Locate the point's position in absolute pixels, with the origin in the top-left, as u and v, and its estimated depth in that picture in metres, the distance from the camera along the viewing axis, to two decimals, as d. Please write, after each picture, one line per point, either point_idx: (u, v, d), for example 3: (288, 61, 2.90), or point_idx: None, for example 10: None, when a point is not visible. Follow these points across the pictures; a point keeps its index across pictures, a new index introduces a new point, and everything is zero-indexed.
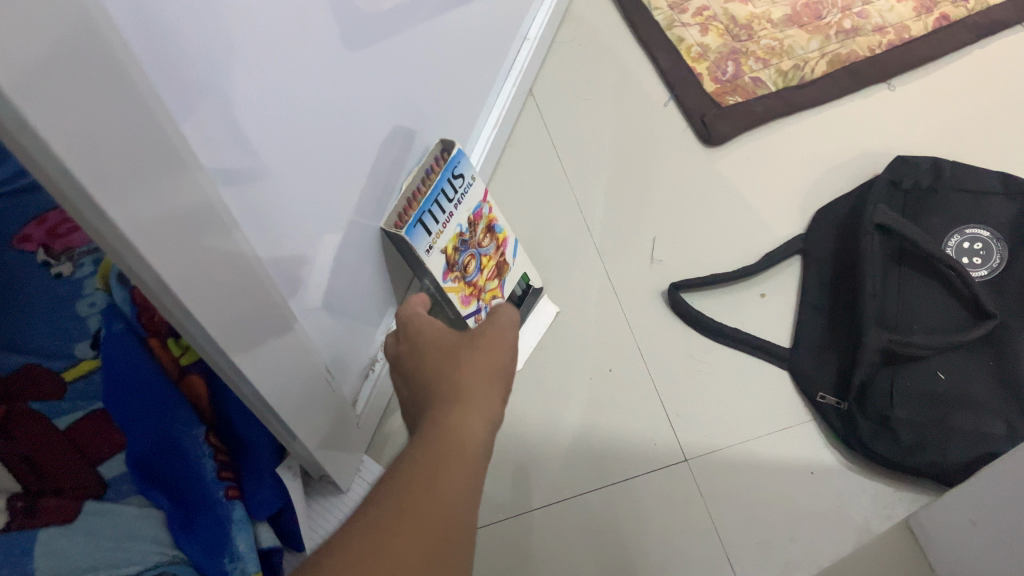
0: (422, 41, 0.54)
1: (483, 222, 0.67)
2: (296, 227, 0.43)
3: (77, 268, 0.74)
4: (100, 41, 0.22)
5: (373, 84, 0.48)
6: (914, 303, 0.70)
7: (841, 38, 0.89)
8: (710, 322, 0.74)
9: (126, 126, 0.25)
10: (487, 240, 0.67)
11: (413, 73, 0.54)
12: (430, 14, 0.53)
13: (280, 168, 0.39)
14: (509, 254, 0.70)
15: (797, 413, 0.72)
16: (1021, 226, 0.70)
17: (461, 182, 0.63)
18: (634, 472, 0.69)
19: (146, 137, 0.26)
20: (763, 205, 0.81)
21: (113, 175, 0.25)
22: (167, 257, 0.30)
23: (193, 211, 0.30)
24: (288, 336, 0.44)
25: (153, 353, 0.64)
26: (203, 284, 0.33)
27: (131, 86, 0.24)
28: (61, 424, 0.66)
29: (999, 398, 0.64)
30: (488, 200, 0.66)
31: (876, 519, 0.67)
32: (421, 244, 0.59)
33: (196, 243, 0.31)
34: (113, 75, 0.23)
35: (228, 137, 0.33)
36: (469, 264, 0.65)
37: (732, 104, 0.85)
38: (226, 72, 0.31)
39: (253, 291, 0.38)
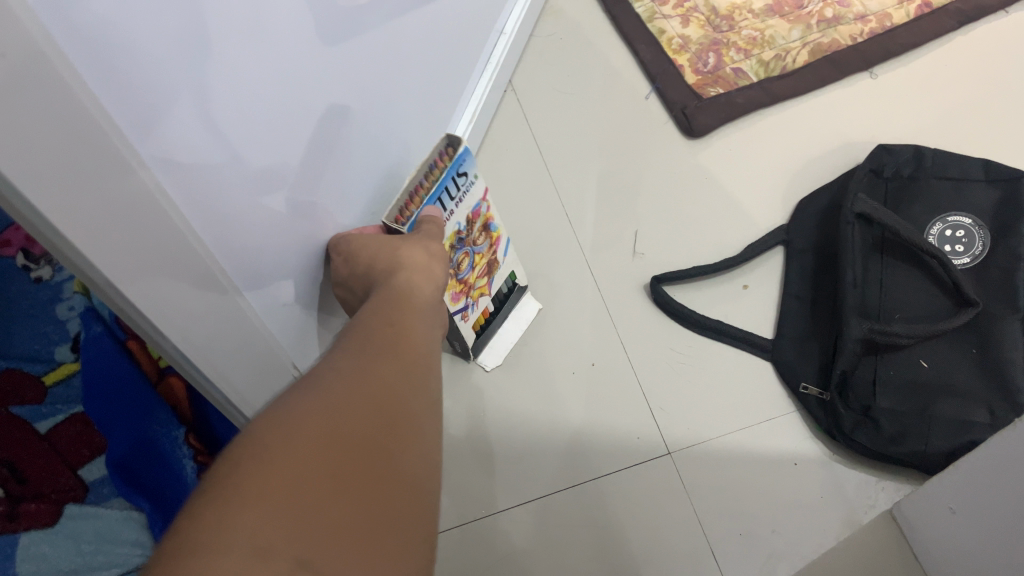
0: (396, 38, 0.53)
1: (480, 220, 0.64)
2: (267, 226, 0.43)
3: (56, 272, 0.75)
4: (22, 36, 0.22)
5: (348, 83, 0.47)
6: (896, 292, 0.69)
7: (823, 27, 0.88)
8: (693, 314, 0.73)
9: (55, 118, 0.25)
10: (482, 238, 0.65)
11: (387, 69, 0.54)
12: (404, 11, 0.53)
13: (253, 171, 0.39)
14: (500, 253, 0.68)
15: (780, 404, 0.72)
16: (1003, 212, 0.70)
17: (464, 181, 0.60)
18: (617, 467, 0.69)
19: (81, 131, 0.26)
20: (745, 196, 0.81)
21: (43, 168, 0.25)
22: (109, 252, 0.30)
23: (134, 207, 0.30)
24: (241, 329, 0.44)
25: (131, 354, 0.65)
26: (150, 279, 0.33)
27: (60, 77, 0.24)
28: (43, 428, 0.66)
29: (982, 384, 0.63)
30: (488, 199, 0.64)
31: (860, 509, 0.67)
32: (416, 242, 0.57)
33: (139, 236, 0.31)
34: (39, 68, 0.23)
35: (197, 138, 0.33)
36: (462, 263, 0.63)
37: (713, 95, 0.85)
38: (198, 73, 0.31)
39: (204, 287, 0.38)
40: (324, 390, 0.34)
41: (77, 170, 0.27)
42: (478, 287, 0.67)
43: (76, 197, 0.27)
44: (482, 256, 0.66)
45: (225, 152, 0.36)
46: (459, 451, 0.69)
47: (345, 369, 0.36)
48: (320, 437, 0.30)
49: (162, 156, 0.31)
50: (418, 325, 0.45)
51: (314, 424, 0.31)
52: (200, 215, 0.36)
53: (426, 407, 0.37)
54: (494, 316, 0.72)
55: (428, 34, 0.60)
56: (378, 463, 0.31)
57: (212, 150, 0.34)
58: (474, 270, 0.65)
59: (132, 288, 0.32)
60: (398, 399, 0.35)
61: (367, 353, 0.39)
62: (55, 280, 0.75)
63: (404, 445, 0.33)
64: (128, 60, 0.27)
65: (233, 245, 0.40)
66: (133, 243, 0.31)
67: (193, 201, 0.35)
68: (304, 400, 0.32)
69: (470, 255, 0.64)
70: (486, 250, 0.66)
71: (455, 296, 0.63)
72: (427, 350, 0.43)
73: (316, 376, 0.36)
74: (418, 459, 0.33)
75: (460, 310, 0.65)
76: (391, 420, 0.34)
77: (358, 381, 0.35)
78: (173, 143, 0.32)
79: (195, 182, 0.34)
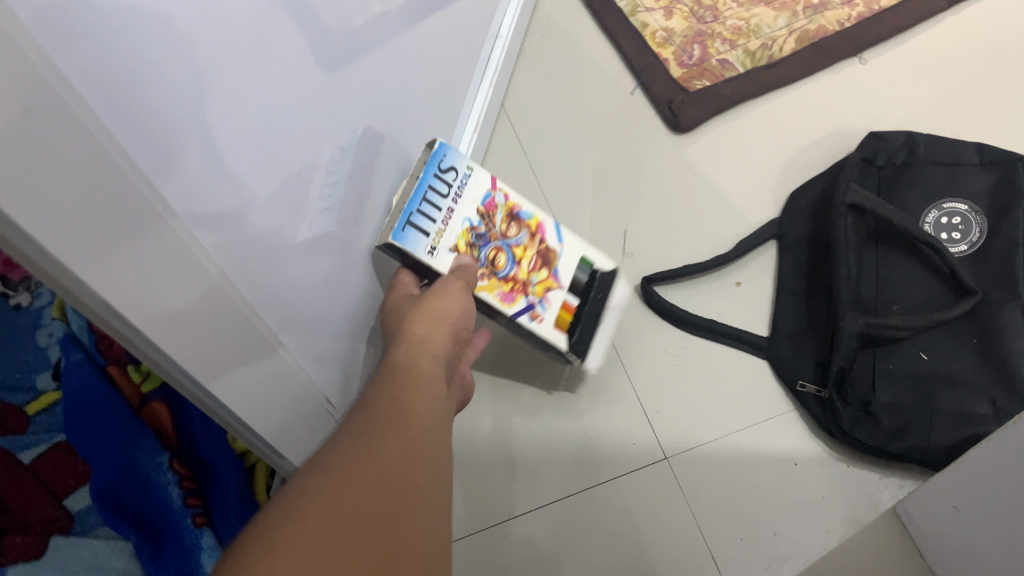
0: (394, 55, 0.52)
1: (500, 212, 0.60)
2: (289, 261, 0.42)
3: (35, 298, 0.74)
4: (42, 85, 0.21)
5: (353, 102, 0.46)
6: (893, 282, 0.68)
7: (809, 13, 0.86)
8: (686, 314, 0.72)
9: (79, 169, 0.23)
10: (512, 229, 0.60)
11: (388, 84, 0.52)
12: (400, 26, 0.51)
13: (270, 198, 0.37)
14: (552, 240, 0.61)
15: (777, 403, 0.70)
16: (999, 196, 0.68)
17: (455, 175, 0.57)
18: (614, 474, 0.67)
19: (109, 182, 0.25)
20: (734, 190, 0.79)
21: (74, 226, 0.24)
22: (145, 304, 0.28)
23: (168, 254, 0.29)
24: (281, 369, 0.43)
25: (112, 379, 0.64)
26: (185, 327, 0.32)
27: (82, 127, 0.23)
28: (26, 459, 0.66)
29: (982, 373, 0.61)
30: (498, 187, 0.60)
31: (862, 508, 0.66)
32: (421, 245, 0.53)
33: (173, 291, 0.30)
34: (60, 114, 0.22)
35: (217, 165, 0.32)
36: (495, 258, 0.58)
37: (699, 88, 0.83)
38: (214, 95, 0.30)
39: (242, 328, 0.37)
40: (324, 465, 0.31)
41: (112, 224, 0.25)
42: (538, 281, 0.59)
43: (105, 252, 0.25)
44: (524, 248, 0.60)
45: (245, 179, 0.34)
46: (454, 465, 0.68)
47: (346, 440, 0.33)
48: (324, 528, 0.27)
49: (188, 194, 0.30)
50: (428, 375, 0.42)
51: (317, 513, 0.27)
52: (227, 252, 0.34)
53: (442, 484, 0.34)
54: (580, 312, 0.62)
55: (427, 45, 0.59)
56: (390, 552, 0.28)
57: (235, 181, 0.33)
58: (519, 264, 0.59)
59: (166, 342, 0.31)
60: (405, 468, 0.32)
61: (370, 418, 0.35)
62: (34, 306, 0.75)
63: (414, 488, 0.32)
64: (147, 90, 0.26)
65: (264, 280, 0.39)
66: (171, 294, 0.30)
67: (220, 238, 0.33)
68: (302, 483, 0.29)
69: (503, 248, 0.59)
70: (528, 242, 0.60)
71: (506, 296, 0.57)
72: (439, 404, 0.40)
73: (318, 450, 0.33)
74: (431, 542, 0.30)
75: (525, 311, 0.58)
76: (396, 462, 0.32)
77: (361, 452, 0.32)
78: (193, 180, 0.30)
79: (223, 221, 0.33)
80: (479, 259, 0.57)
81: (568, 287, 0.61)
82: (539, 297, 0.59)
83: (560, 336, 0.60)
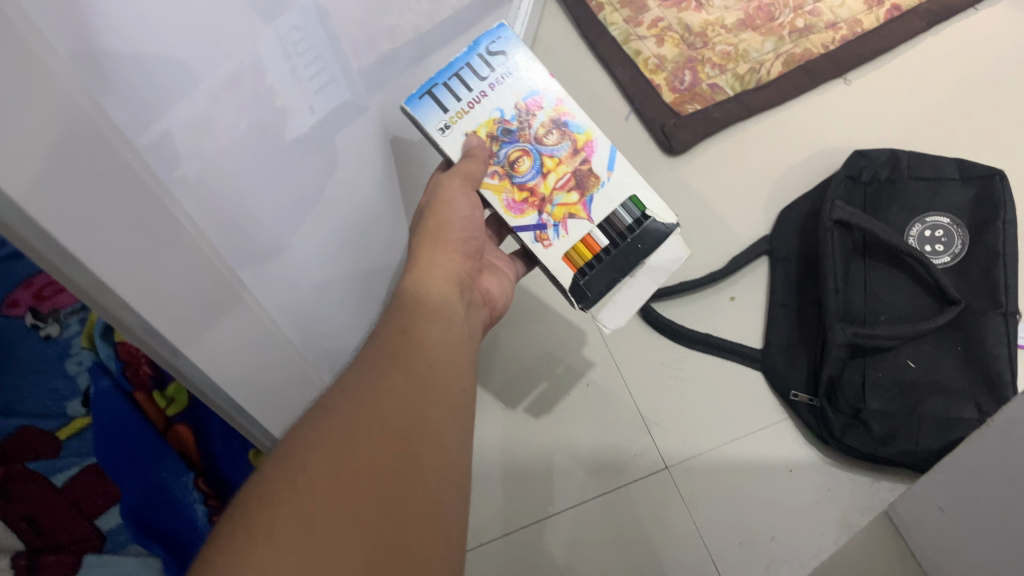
0: (400, 92, 0.55)
1: (543, 114, 0.54)
2: (297, 280, 0.45)
3: (65, 328, 0.80)
4: (97, 131, 0.25)
5: (363, 138, 0.50)
6: (880, 294, 0.71)
7: (795, 37, 0.90)
8: (682, 329, 0.75)
9: (126, 203, 0.27)
10: (554, 136, 0.54)
11: (395, 120, 0.56)
12: (406, 65, 0.55)
13: (274, 206, 0.39)
14: (597, 163, 0.54)
15: (771, 412, 0.73)
16: (979, 210, 0.71)
17: (502, 60, 0.54)
18: (618, 483, 0.70)
19: (147, 211, 0.29)
20: (726, 209, 0.83)
21: (118, 254, 0.28)
22: (169, 310, 0.32)
23: (196, 276, 0.33)
24: (282, 378, 0.47)
25: (138, 403, 0.68)
26: (200, 329, 0.35)
27: (126, 162, 0.27)
28: (59, 481, 0.70)
29: (967, 381, 0.64)
30: (550, 85, 0.54)
31: (856, 512, 0.68)
32: (434, 120, 0.51)
33: (192, 298, 0.33)
34: (118, 166, 0.26)
35: (245, 195, 0.36)
36: (517, 158, 0.53)
37: (690, 112, 0.87)
38: (245, 135, 0.35)
39: (248, 339, 0.40)
40: (329, 419, 0.33)
41: (149, 241, 0.29)
42: (561, 202, 0.53)
43: (147, 278, 0.30)
44: (558, 161, 0.53)
45: (261, 189, 0.38)
46: None
47: (352, 390, 0.36)
48: (326, 485, 0.30)
49: (216, 220, 0.35)
50: (438, 312, 0.44)
51: (319, 470, 0.31)
52: (246, 267, 0.38)
53: (455, 433, 0.37)
54: (605, 256, 0.53)
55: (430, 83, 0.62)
56: (392, 502, 0.31)
57: (261, 210, 0.38)
58: (545, 176, 0.53)
59: (185, 344, 0.34)
60: (411, 419, 0.35)
61: (376, 364, 0.38)
62: (63, 336, 0.80)
63: (424, 457, 0.34)
64: (182, 133, 0.30)
65: (272, 297, 0.43)
66: (195, 308, 0.34)
67: (241, 256, 0.38)
68: (308, 437, 0.32)
69: (532, 153, 0.53)
70: (569, 159, 0.54)
71: (515, 206, 0.53)
72: (450, 344, 0.42)
73: (326, 399, 0.36)
74: (434, 487, 0.33)
75: (532, 230, 0.52)
76: (409, 428, 0.34)
77: (362, 404, 0.34)
78: (204, 195, 0.33)
79: (244, 243, 0.38)
80: (496, 156, 0.52)
81: (600, 223, 0.53)
82: (554, 221, 0.52)
83: (565, 271, 0.52)
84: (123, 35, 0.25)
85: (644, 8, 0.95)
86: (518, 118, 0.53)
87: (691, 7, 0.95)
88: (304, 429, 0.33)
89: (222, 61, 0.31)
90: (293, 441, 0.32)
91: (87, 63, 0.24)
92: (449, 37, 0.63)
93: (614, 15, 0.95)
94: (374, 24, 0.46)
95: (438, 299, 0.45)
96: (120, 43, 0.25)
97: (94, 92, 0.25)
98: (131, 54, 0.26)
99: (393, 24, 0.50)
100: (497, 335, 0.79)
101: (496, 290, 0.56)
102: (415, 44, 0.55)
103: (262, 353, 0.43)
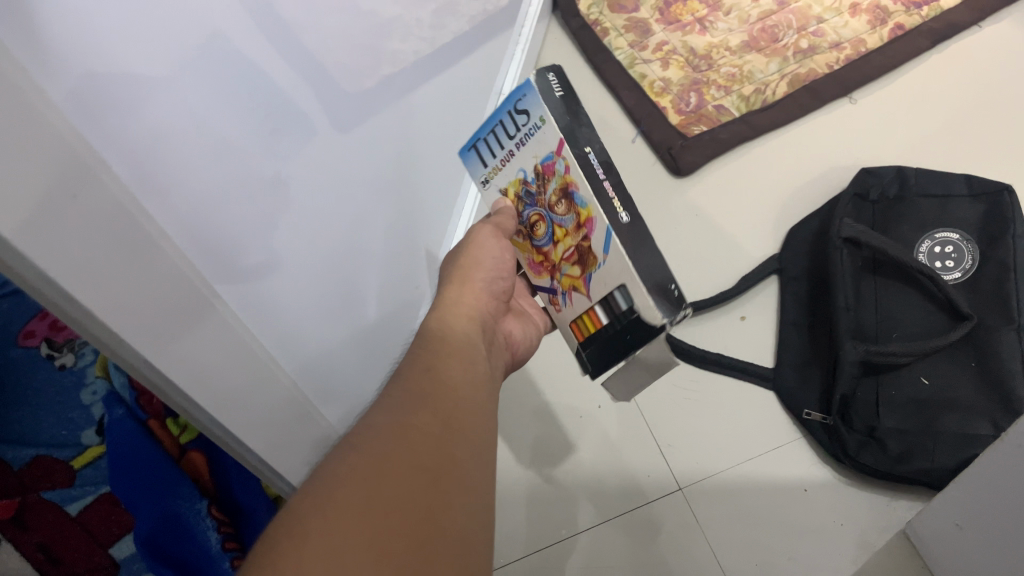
0: (396, 117, 0.56)
1: (555, 181, 0.47)
2: (303, 301, 0.46)
3: (80, 358, 0.81)
4: (72, 154, 0.25)
5: (360, 163, 0.51)
6: (892, 311, 0.71)
7: (799, 58, 0.91)
8: (695, 350, 0.75)
9: (109, 222, 0.27)
10: (563, 207, 0.47)
11: (391, 141, 0.57)
12: (403, 90, 0.55)
13: (264, 232, 0.39)
14: (595, 245, 0.46)
15: (785, 431, 0.73)
16: (988, 225, 0.71)
17: (526, 121, 0.47)
18: (632, 505, 0.70)
19: (133, 235, 0.29)
20: (735, 230, 0.83)
21: (103, 283, 0.27)
22: (162, 345, 0.32)
23: (184, 305, 0.33)
24: (293, 406, 0.48)
25: (153, 433, 0.69)
26: (197, 365, 0.35)
27: (103, 183, 0.27)
28: (73, 511, 0.71)
29: (984, 398, 0.63)
30: (561, 156, 0.45)
31: (874, 531, 0.67)
32: (478, 173, 0.53)
33: (193, 330, 0.34)
34: (94, 187, 0.26)
35: (236, 227, 0.36)
36: (535, 223, 0.50)
37: (697, 133, 0.87)
38: (233, 163, 0.35)
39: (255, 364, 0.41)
40: (358, 450, 0.34)
41: (138, 271, 0.29)
42: (567, 273, 0.50)
43: (138, 309, 0.30)
44: (566, 233, 0.48)
45: (251, 212, 0.38)
46: None
47: (380, 422, 0.36)
48: (355, 508, 0.31)
49: (209, 253, 0.35)
50: (460, 347, 0.45)
51: (350, 495, 0.31)
52: (237, 296, 0.38)
53: (483, 462, 0.37)
54: (602, 331, 0.47)
55: (431, 107, 0.63)
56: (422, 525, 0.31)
57: (255, 238, 0.39)
58: (555, 245, 0.50)
59: (183, 382, 0.34)
60: (438, 450, 0.35)
61: (405, 404, 0.38)
62: (78, 366, 0.81)
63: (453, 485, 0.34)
64: (155, 161, 0.30)
65: (275, 317, 0.43)
66: (187, 341, 0.34)
67: (232, 289, 0.38)
68: (339, 465, 0.33)
69: (546, 220, 0.49)
70: (575, 233, 0.47)
71: (536, 266, 0.53)
72: (475, 382, 0.42)
73: (352, 432, 0.36)
74: (461, 522, 0.33)
75: (547, 291, 0.53)
76: (437, 458, 0.35)
77: (393, 433, 0.35)
78: (194, 225, 0.33)
79: (237, 274, 0.38)
80: (521, 217, 0.51)
81: (600, 301, 0.47)
82: (563, 289, 0.51)
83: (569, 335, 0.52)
84: (95, 57, 0.26)
85: (649, 32, 0.96)
86: (535, 183, 0.48)
87: (695, 30, 0.95)
88: (331, 462, 0.34)
89: (197, 89, 0.31)
90: (325, 471, 0.33)
91: (61, 90, 0.25)
92: (451, 62, 0.64)
93: (618, 39, 0.96)
94: (365, 49, 0.47)
95: (462, 342, 0.45)
96: (92, 71, 0.26)
97: (73, 119, 0.25)
98: (111, 74, 0.26)
99: (391, 49, 0.51)
100: None
101: (519, 335, 0.56)
102: (414, 69, 0.56)
103: (268, 378, 0.43)
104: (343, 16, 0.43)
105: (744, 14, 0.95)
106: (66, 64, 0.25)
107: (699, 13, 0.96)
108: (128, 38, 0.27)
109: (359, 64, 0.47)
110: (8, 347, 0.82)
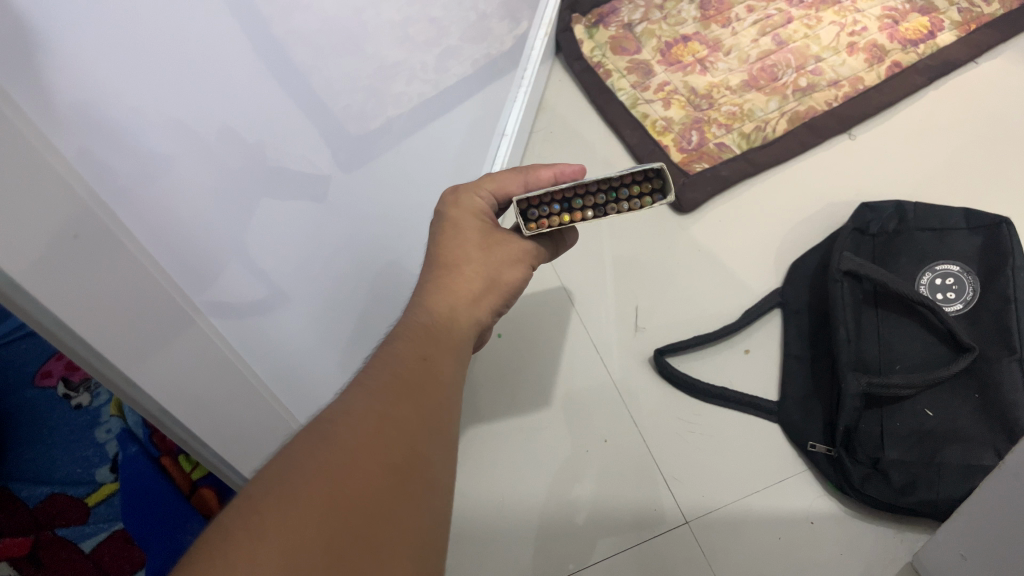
0: (398, 160, 0.58)
1: None
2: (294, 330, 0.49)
3: (95, 397, 0.84)
4: (47, 167, 0.27)
5: (362, 203, 0.53)
6: (893, 343, 0.71)
7: (798, 96, 0.93)
8: (698, 384, 0.77)
9: (76, 222, 0.29)
10: None
11: (396, 181, 0.59)
12: (406, 134, 0.58)
13: (256, 255, 0.41)
14: None
15: (791, 463, 0.73)
16: (988, 258, 0.71)
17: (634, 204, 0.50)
18: (639, 540, 0.70)
19: (92, 228, 0.30)
20: (738, 264, 0.85)
21: (56, 270, 0.29)
22: (122, 340, 0.33)
23: (164, 333, 0.36)
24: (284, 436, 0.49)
25: (164, 469, 0.71)
26: (160, 369, 0.37)
27: (78, 197, 0.29)
28: (88, 547, 0.73)
29: (986, 429, 0.63)
30: None
31: (879, 563, 0.67)
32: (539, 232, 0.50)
33: (158, 333, 0.36)
34: (97, 230, 0.30)
35: (236, 262, 0.40)
36: None
37: (698, 171, 0.90)
38: (218, 186, 0.36)
39: (231, 382, 0.43)
40: (320, 431, 0.35)
41: (99, 266, 0.31)
42: None
43: (122, 337, 0.33)
44: None
45: (242, 241, 0.39)
46: (479, 534, 0.73)
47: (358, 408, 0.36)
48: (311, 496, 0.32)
49: (190, 270, 0.37)
50: (446, 341, 0.45)
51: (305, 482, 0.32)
52: (216, 310, 0.40)
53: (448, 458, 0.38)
54: None
55: (438, 150, 0.66)
56: (374, 525, 0.32)
57: (253, 281, 0.42)
58: None
59: (144, 378, 0.36)
60: (408, 450, 0.36)
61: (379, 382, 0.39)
62: (92, 405, 0.84)
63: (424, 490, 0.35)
64: (136, 178, 0.31)
65: (253, 342, 0.45)
66: (158, 347, 0.36)
67: (209, 300, 0.39)
68: (292, 448, 0.34)
69: None
70: None
71: None
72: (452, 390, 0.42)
73: (321, 415, 0.36)
74: (414, 524, 0.34)
75: None
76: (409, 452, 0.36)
77: (368, 424, 0.36)
78: (180, 238, 0.35)
79: (213, 290, 0.39)
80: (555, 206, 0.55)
81: None
82: None
83: None
84: (82, 92, 0.28)
85: (651, 73, 0.98)
86: None
87: (696, 70, 0.98)
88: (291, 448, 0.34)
89: (191, 112, 0.33)
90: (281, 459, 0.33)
91: (48, 115, 0.27)
92: (455, 104, 0.67)
93: (621, 80, 0.98)
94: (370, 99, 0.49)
95: (446, 335, 0.45)
96: (83, 107, 0.28)
97: (55, 139, 0.27)
98: (99, 107, 0.28)
99: (395, 91, 0.53)
100: (515, 392, 0.81)
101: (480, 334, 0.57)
102: (419, 110, 0.58)
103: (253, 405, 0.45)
104: (345, 66, 0.45)
105: (744, 54, 0.98)
106: (62, 104, 0.27)
107: (700, 54, 0.99)
108: (106, 60, 0.28)
109: (360, 108, 0.49)
110: (26, 389, 0.85)
